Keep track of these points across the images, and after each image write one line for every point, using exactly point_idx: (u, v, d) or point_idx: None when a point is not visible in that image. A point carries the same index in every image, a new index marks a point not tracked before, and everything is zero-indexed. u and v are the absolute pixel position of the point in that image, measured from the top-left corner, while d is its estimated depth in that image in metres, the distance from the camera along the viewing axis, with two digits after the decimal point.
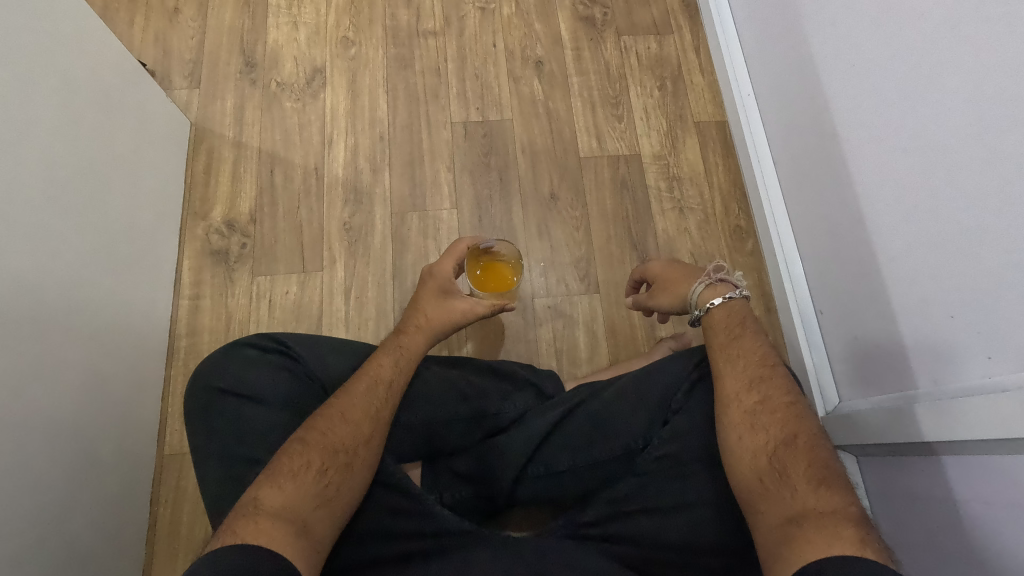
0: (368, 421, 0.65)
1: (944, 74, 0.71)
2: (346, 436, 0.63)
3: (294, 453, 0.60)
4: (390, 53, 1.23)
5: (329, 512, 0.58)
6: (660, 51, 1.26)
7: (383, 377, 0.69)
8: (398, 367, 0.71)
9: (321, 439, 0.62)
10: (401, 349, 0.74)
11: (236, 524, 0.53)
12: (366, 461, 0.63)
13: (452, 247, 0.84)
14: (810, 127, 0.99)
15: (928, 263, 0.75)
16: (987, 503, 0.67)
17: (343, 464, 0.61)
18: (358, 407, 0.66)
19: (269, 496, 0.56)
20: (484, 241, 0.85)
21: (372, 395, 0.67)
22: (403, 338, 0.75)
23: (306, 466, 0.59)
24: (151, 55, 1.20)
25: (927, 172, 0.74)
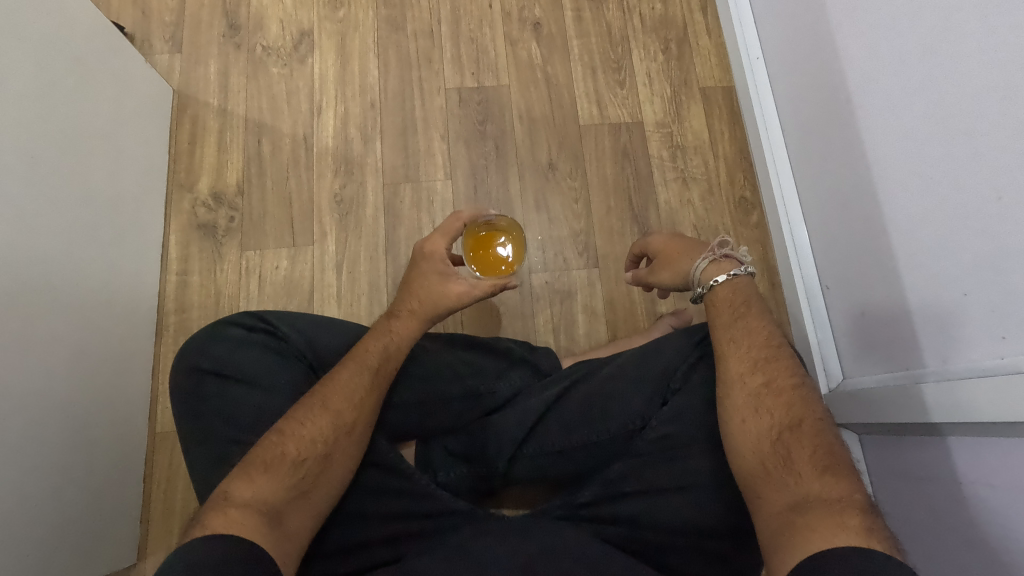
0: (351, 408, 0.63)
1: (968, 34, 0.66)
2: (326, 425, 0.61)
3: (271, 444, 0.59)
4: (380, 15, 1.17)
5: (304, 505, 0.57)
6: (665, 12, 1.20)
7: (369, 364, 0.67)
8: (386, 351, 0.69)
9: (301, 428, 0.60)
10: (393, 330, 0.71)
11: (204, 517, 0.52)
12: (348, 452, 0.62)
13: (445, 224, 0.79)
14: (821, 93, 0.94)
15: (942, 238, 0.72)
16: (993, 486, 0.66)
17: (325, 453, 0.60)
18: (340, 395, 0.64)
19: (240, 488, 0.55)
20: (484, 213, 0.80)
21: (356, 382, 0.65)
22: (394, 321, 0.72)
23: (281, 457, 0.58)
24: (129, 17, 1.15)
25: (945, 141, 0.70)
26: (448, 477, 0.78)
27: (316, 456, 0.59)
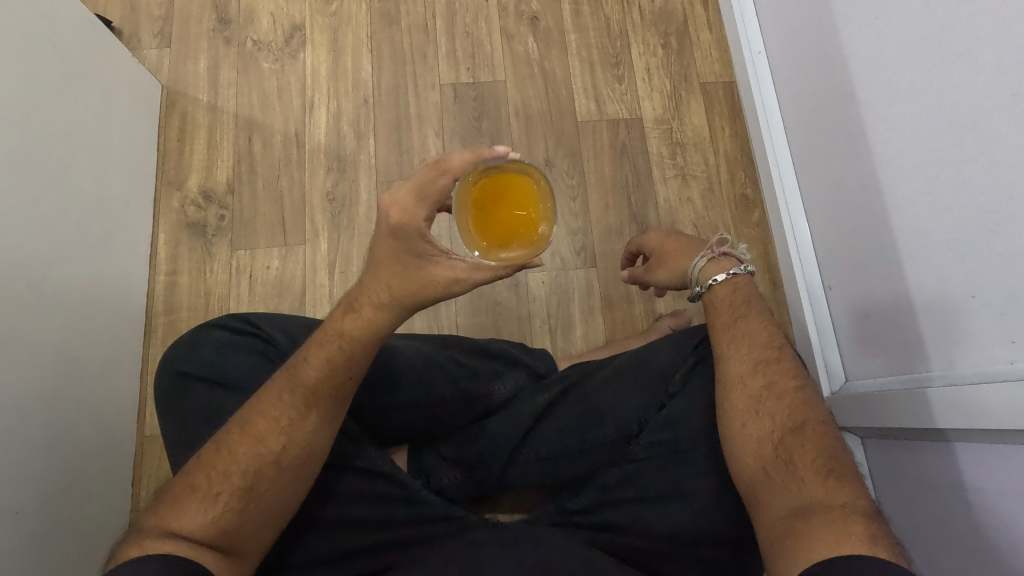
0: (277, 433, 0.58)
1: (977, 27, 0.64)
2: (246, 453, 0.57)
3: (187, 473, 0.57)
4: (374, 9, 1.14)
5: (225, 540, 0.54)
6: (665, 5, 1.17)
7: (298, 382, 0.60)
8: (328, 367, 0.61)
9: (222, 459, 0.57)
10: (341, 341, 0.62)
11: (112, 557, 0.51)
12: (277, 480, 0.57)
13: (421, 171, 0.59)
14: (824, 88, 0.92)
15: (948, 237, 0.70)
16: (1000, 492, 0.64)
17: (248, 485, 0.56)
18: (265, 418, 0.59)
19: (150, 525, 0.53)
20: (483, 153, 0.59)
21: (284, 402, 0.60)
22: (347, 321, 0.62)
23: (192, 490, 0.55)
24: (116, 12, 1.12)
25: (953, 137, 0.68)
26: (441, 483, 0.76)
27: (237, 489, 0.56)
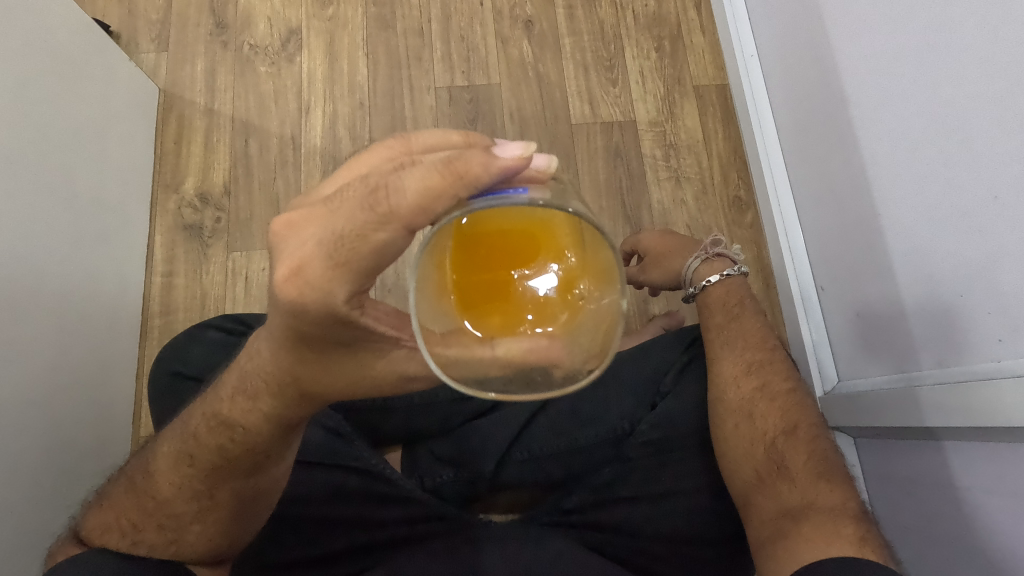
0: (182, 500, 0.56)
1: (963, 30, 0.65)
2: (155, 510, 0.56)
3: (111, 504, 0.58)
4: (370, 13, 1.15)
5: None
6: (659, 9, 1.18)
7: (193, 459, 0.55)
8: (221, 454, 0.54)
9: (133, 511, 0.57)
10: (231, 433, 0.53)
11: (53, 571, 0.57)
12: (194, 538, 0.57)
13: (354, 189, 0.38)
14: (816, 90, 0.93)
15: (936, 238, 0.71)
16: (989, 492, 0.64)
17: (169, 539, 0.56)
18: (168, 482, 0.56)
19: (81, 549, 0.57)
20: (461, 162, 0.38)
21: (185, 473, 0.56)
22: (237, 413, 0.52)
23: (112, 529, 0.57)
24: (115, 16, 1.13)
25: (941, 138, 0.69)
26: (434, 482, 0.76)
27: (157, 543, 0.56)
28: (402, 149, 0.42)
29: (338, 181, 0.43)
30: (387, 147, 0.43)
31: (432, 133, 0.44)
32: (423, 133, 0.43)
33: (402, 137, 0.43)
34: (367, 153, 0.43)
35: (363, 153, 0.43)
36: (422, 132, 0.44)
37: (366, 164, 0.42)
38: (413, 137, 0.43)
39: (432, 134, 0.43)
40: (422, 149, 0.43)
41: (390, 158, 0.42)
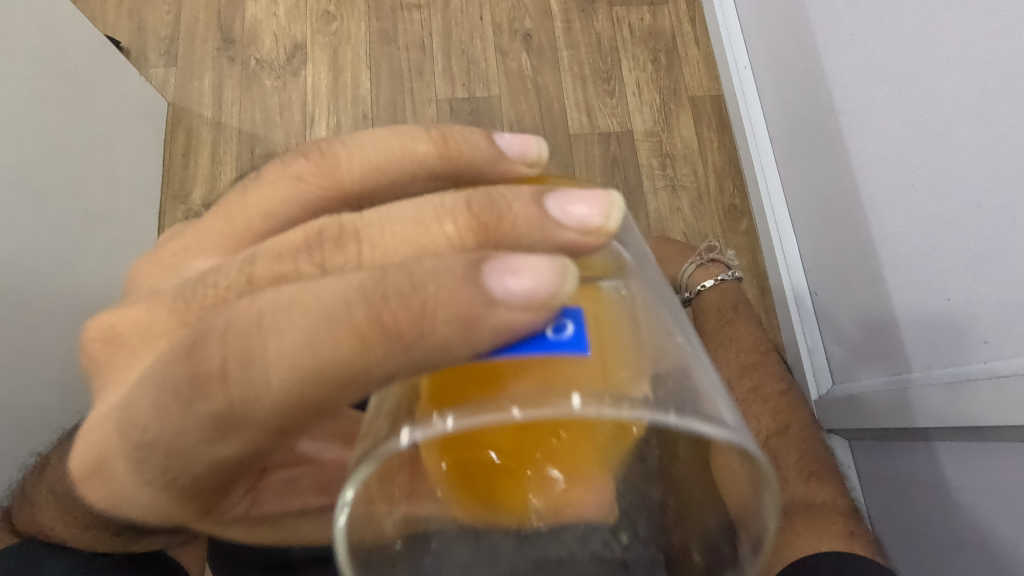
0: None
1: (942, 42, 0.68)
2: None
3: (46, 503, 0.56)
4: (373, 28, 1.18)
5: None
6: (654, 22, 1.21)
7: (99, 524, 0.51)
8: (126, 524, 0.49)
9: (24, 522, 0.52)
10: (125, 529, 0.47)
11: None
12: None
13: (230, 277, 0.30)
14: (805, 100, 0.95)
15: (924, 243, 0.73)
16: (979, 491, 0.66)
17: None
18: None
19: None
20: (399, 247, 0.28)
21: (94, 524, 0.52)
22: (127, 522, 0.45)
23: None
24: (125, 32, 1.17)
25: (926, 146, 0.71)
26: None
27: None
28: (319, 174, 0.34)
29: (221, 237, 0.35)
30: (300, 170, 0.35)
31: (367, 140, 0.34)
32: (355, 143, 0.35)
33: (320, 151, 0.35)
34: (264, 181, 0.35)
35: (263, 180, 0.35)
36: (353, 141, 0.35)
37: (259, 208, 0.34)
38: (333, 151, 0.35)
39: (366, 147, 0.34)
40: (350, 176, 0.34)
41: (299, 191, 0.34)
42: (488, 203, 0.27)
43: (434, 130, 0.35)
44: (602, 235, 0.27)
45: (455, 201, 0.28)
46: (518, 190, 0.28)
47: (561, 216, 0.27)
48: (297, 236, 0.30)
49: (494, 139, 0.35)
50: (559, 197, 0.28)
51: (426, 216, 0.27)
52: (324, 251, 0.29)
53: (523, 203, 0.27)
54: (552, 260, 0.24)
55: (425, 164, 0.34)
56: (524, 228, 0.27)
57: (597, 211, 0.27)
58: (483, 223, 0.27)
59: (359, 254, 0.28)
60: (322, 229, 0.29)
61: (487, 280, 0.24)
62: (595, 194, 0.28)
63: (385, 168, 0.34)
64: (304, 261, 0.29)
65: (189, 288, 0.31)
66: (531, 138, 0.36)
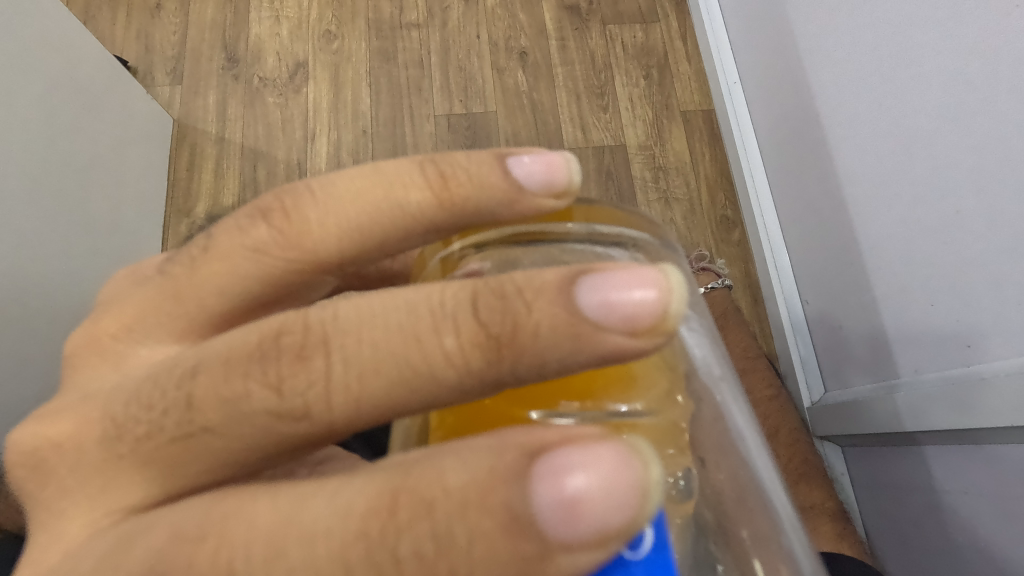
0: None
1: (919, 58, 0.70)
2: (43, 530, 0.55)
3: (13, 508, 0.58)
4: (373, 46, 1.22)
5: None
6: (646, 40, 1.24)
7: None
8: None
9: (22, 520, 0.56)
10: None
11: None
12: None
13: (168, 398, 0.22)
14: (793, 114, 0.98)
15: (907, 252, 0.75)
16: (965, 493, 0.68)
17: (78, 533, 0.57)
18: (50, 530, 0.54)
19: None
20: (379, 366, 0.20)
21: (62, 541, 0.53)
22: None
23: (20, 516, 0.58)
24: (133, 52, 1.21)
25: (907, 157, 0.73)
26: None
27: None
28: (285, 246, 0.25)
29: (168, 325, 0.26)
30: (260, 238, 0.25)
31: (343, 186, 0.24)
32: (325, 192, 0.25)
33: (283, 211, 0.25)
34: (218, 252, 0.26)
35: (212, 251, 0.26)
36: (322, 189, 0.25)
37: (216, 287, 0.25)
38: (299, 211, 0.25)
39: (340, 198, 0.24)
40: (325, 244, 0.24)
41: (259, 267, 0.25)
42: (499, 307, 0.19)
43: (428, 167, 0.25)
44: (656, 334, 0.19)
45: (453, 297, 0.20)
46: (541, 274, 0.20)
47: (601, 319, 0.19)
48: (247, 339, 0.21)
49: (505, 166, 0.26)
50: (592, 289, 0.19)
51: (419, 326, 0.19)
52: (283, 364, 0.21)
53: (548, 306, 0.19)
54: (615, 451, 0.16)
55: (421, 221, 0.25)
56: (553, 344, 0.19)
57: (648, 299, 0.19)
58: (492, 338, 0.19)
59: (329, 384, 0.20)
60: (281, 329, 0.21)
61: (537, 527, 0.16)
62: (641, 272, 0.19)
63: (368, 232, 0.24)
64: (254, 380, 0.21)
65: (121, 406, 0.23)
66: (553, 155, 0.26)
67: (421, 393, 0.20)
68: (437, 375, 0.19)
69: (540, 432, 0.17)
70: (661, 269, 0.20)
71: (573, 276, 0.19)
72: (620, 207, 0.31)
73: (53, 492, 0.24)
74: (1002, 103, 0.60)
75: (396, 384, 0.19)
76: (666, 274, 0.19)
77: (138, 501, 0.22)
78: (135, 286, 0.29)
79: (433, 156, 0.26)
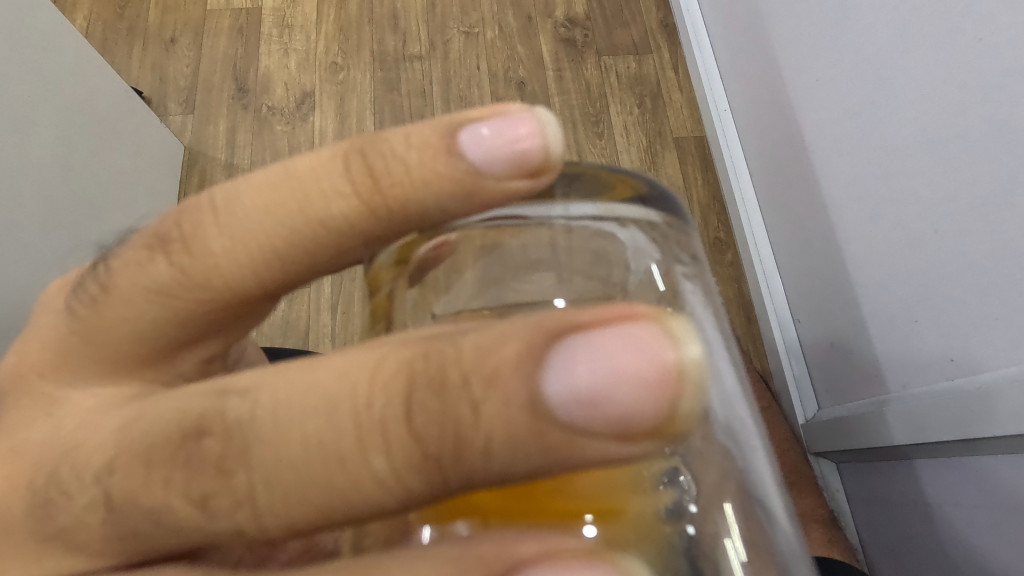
0: None
1: (896, 87, 0.74)
2: None
3: None
4: (377, 77, 1.27)
5: None
6: (639, 70, 1.30)
7: None
8: None
9: None
10: None
11: None
12: None
13: (120, 444, 0.23)
14: (781, 139, 1.02)
15: (892, 271, 0.77)
16: (956, 506, 0.69)
17: None
18: None
19: None
20: (307, 498, 0.21)
21: None
22: None
23: None
24: (148, 83, 1.27)
25: (888, 180, 0.76)
26: None
27: None
28: (189, 285, 0.26)
29: (96, 368, 0.27)
30: (159, 277, 0.27)
31: (249, 203, 0.26)
32: (229, 213, 0.26)
33: (182, 242, 0.26)
34: (117, 294, 0.27)
35: (113, 293, 0.27)
36: (224, 212, 0.26)
37: (125, 331, 0.27)
38: (199, 241, 0.26)
39: (247, 217, 0.26)
40: (223, 269, 0.26)
41: (165, 309, 0.27)
42: (438, 412, 0.20)
43: (353, 163, 0.27)
44: (657, 437, 0.19)
45: (385, 392, 0.20)
46: (499, 347, 0.19)
47: (585, 414, 0.19)
48: (172, 431, 0.23)
49: (464, 143, 0.27)
50: (580, 372, 0.18)
51: (344, 446, 0.20)
52: (206, 479, 0.22)
53: (499, 408, 0.19)
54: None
55: (350, 228, 0.26)
56: (509, 450, 0.19)
57: (651, 375, 0.18)
58: (431, 456, 0.20)
59: (255, 505, 0.21)
60: (203, 428, 0.22)
61: None
62: (643, 341, 0.18)
63: (286, 252, 0.26)
64: (176, 493, 0.22)
65: (44, 477, 0.25)
66: (520, 121, 0.27)
67: (354, 517, 0.21)
68: (370, 499, 0.20)
69: (514, 547, 0.19)
70: (673, 331, 0.19)
71: (537, 354, 0.19)
72: (599, 169, 0.35)
73: (21, 526, 0.26)
74: (973, 129, 0.63)
75: (327, 511, 0.21)
76: (677, 336, 0.19)
77: (77, 567, 0.25)
78: (52, 318, 0.29)
79: (359, 147, 0.27)
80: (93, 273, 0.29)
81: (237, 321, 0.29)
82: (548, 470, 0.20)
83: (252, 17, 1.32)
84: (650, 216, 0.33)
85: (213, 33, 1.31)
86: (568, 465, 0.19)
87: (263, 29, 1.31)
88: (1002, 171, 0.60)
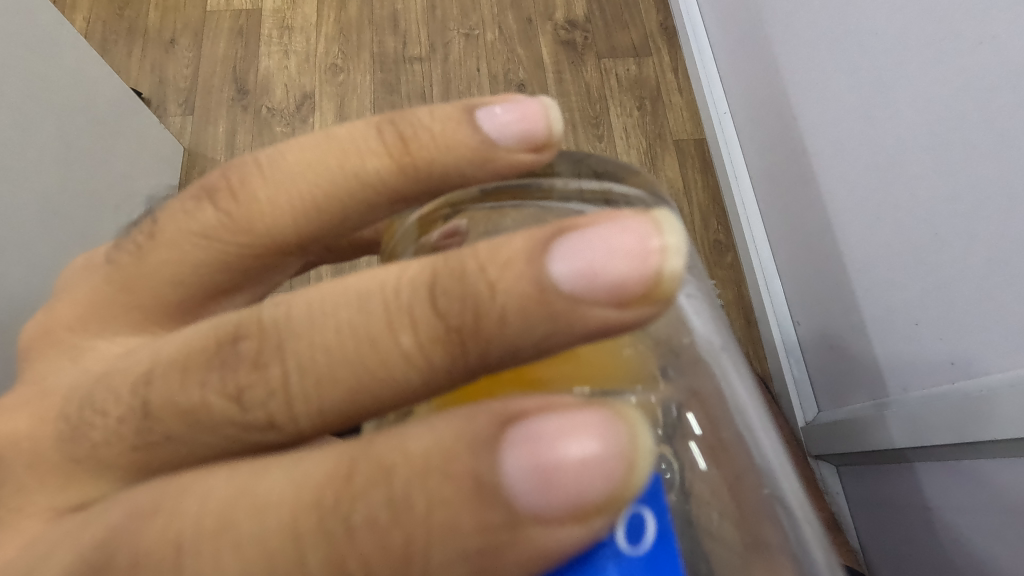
0: None
1: (895, 85, 0.74)
2: None
3: None
4: (377, 78, 1.27)
5: None
6: (639, 72, 1.30)
7: None
8: None
9: None
10: None
11: None
12: None
13: (151, 361, 0.24)
14: (781, 149, 1.02)
15: (892, 271, 0.77)
16: (958, 509, 0.69)
17: None
18: None
19: None
20: (339, 375, 0.22)
21: None
22: None
23: None
24: (147, 83, 1.27)
25: (890, 182, 0.76)
26: None
27: None
28: (234, 229, 0.28)
29: (131, 312, 0.28)
30: (207, 222, 0.28)
31: (292, 159, 0.28)
32: (273, 167, 0.28)
33: (229, 190, 0.28)
34: (163, 240, 0.29)
35: (160, 238, 0.29)
36: (269, 165, 0.28)
37: (165, 275, 0.28)
38: (246, 190, 0.28)
39: (293, 182, 0.27)
40: (266, 223, 0.27)
41: (208, 252, 0.28)
42: (457, 293, 0.21)
43: (386, 130, 0.28)
44: (646, 303, 0.20)
45: (411, 284, 0.22)
46: (509, 243, 0.21)
47: (584, 285, 0.20)
48: (208, 339, 0.24)
49: (477, 120, 0.29)
50: (577, 251, 0.19)
51: (373, 326, 0.21)
52: (242, 373, 0.23)
53: (513, 283, 0.20)
54: (596, 425, 0.18)
55: (381, 182, 0.28)
56: (521, 320, 0.20)
57: (639, 253, 0.19)
58: (453, 328, 0.21)
59: (289, 391, 0.22)
60: (239, 333, 0.23)
61: (505, 494, 0.18)
62: (632, 226, 0.20)
63: (324, 205, 0.27)
64: (213, 389, 0.23)
65: (78, 403, 0.26)
66: (528, 104, 0.29)
67: (381, 395, 0.21)
68: (395, 372, 0.21)
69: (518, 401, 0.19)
70: (658, 221, 0.20)
71: (542, 244, 0.20)
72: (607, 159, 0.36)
73: (35, 460, 0.26)
74: (969, 129, 0.64)
75: (356, 390, 0.21)
76: (661, 226, 0.20)
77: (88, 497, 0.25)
78: (87, 275, 0.31)
79: (391, 118, 0.29)
80: (139, 229, 0.31)
81: (260, 275, 0.30)
82: (555, 340, 0.21)
83: (252, 19, 1.32)
84: (642, 195, 0.33)
85: (213, 34, 1.31)
86: (572, 331, 0.20)
87: (262, 30, 1.31)
88: (1000, 163, 0.60)
